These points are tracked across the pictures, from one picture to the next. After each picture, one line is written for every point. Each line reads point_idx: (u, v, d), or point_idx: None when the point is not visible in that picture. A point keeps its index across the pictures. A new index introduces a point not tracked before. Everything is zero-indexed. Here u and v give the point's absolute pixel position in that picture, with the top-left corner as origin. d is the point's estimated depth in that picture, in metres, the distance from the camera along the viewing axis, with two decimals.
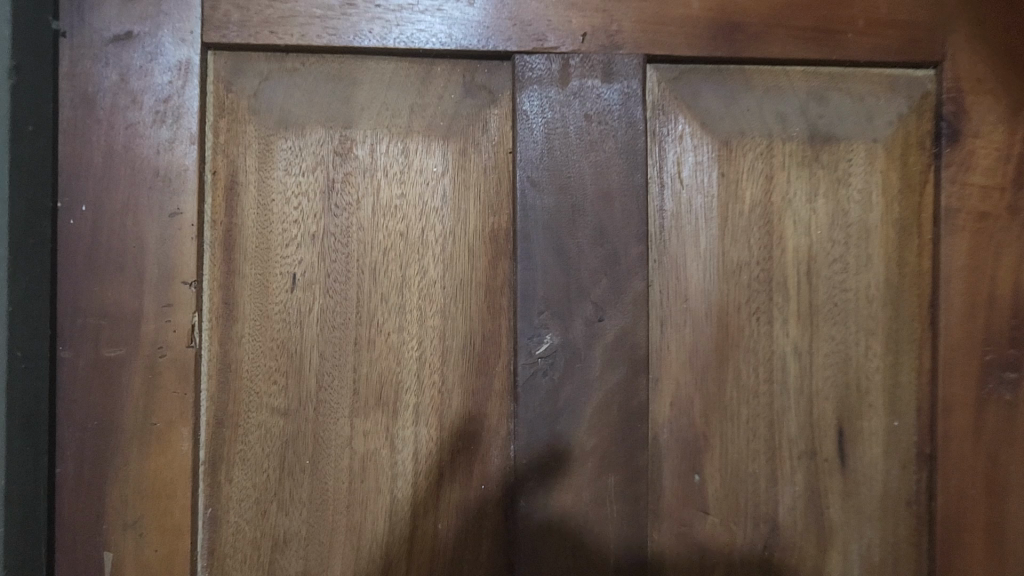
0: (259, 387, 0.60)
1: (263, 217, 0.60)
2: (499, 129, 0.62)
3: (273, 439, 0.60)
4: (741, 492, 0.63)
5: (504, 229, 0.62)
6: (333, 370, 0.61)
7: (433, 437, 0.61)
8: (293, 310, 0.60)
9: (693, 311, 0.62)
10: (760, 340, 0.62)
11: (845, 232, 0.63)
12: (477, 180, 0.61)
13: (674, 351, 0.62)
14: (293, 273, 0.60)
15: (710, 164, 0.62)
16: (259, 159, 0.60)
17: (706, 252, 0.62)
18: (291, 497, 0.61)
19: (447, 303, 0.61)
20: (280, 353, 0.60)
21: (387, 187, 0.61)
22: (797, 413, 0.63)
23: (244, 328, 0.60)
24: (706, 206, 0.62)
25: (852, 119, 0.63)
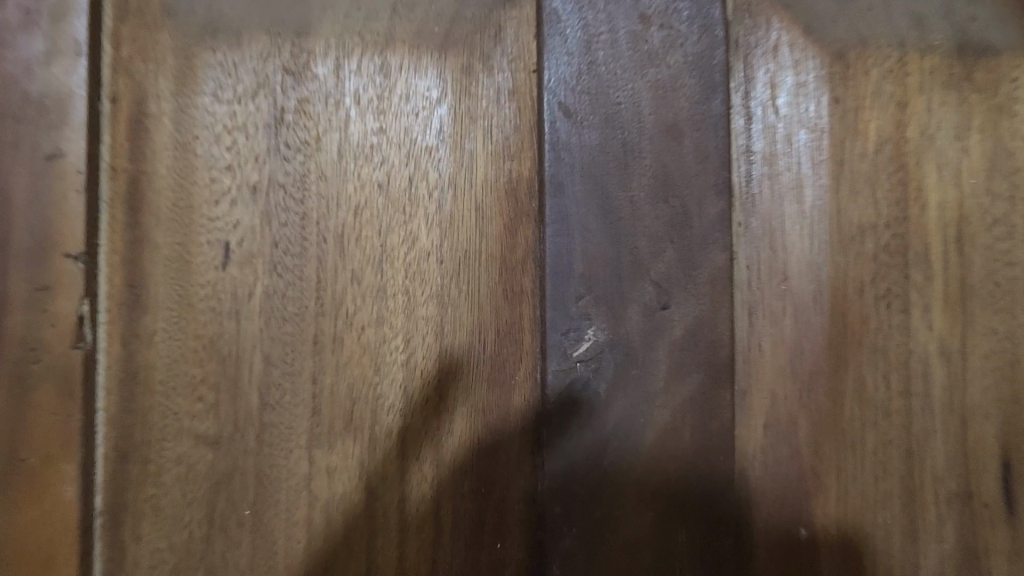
0: (178, 406, 0.42)
1: (183, 162, 0.42)
2: (516, 40, 0.43)
3: (199, 480, 0.42)
4: (866, 552, 0.44)
5: (527, 180, 0.43)
6: (283, 382, 0.42)
7: (426, 478, 0.43)
8: (225, 296, 0.42)
9: (796, 294, 0.44)
10: (892, 335, 0.44)
11: (1009, 183, 0.44)
12: (487, 110, 0.43)
13: (770, 352, 0.44)
14: (226, 242, 0.42)
15: (817, 86, 0.44)
16: (178, 82, 0.42)
17: (814, 211, 0.44)
18: (225, 565, 0.42)
19: (446, 285, 0.43)
20: (208, 357, 0.42)
21: (358, 120, 0.43)
22: (945, 439, 0.44)
23: (157, 321, 0.42)
24: (812, 145, 0.44)
25: (1015, 24, 0.45)
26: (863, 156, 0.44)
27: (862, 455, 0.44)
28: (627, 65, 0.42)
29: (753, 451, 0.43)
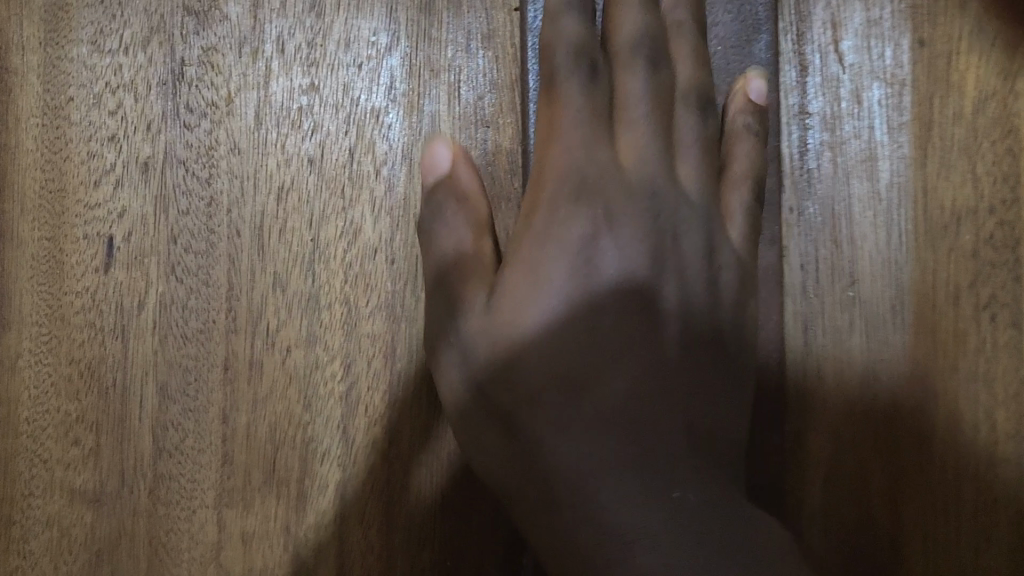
0: (49, 451, 0.32)
1: (52, 133, 0.32)
2: None
3: (74, 549, 0.32)
4: None
5: (507, 152, 0.33)
6: (185, 421, 0.32)
7: (373, 549, 0.32)
8: (108, 307, 0.32)
9: (868, 303, 0.33)
10: (998, 359, 0.33)
11: None
12: (454, 60, 0.32)
13: (832, 380, 0.33)
14: (109, 237, 0.32)
15: (895, 25, 0.33)
16: (47, 26, 0.32)
17: (892, 193, 0.33)
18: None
19: (398, 292, 0.32)
20: (87, 389, 0.32)
21: (283, 75, 0.32)
22: None
23: (23, 341, 0.32)
24: (887, 102, 0.33)
25: None
26: (958, 117, 0.33)
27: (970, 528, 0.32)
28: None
29: (814, 513, 0.32)
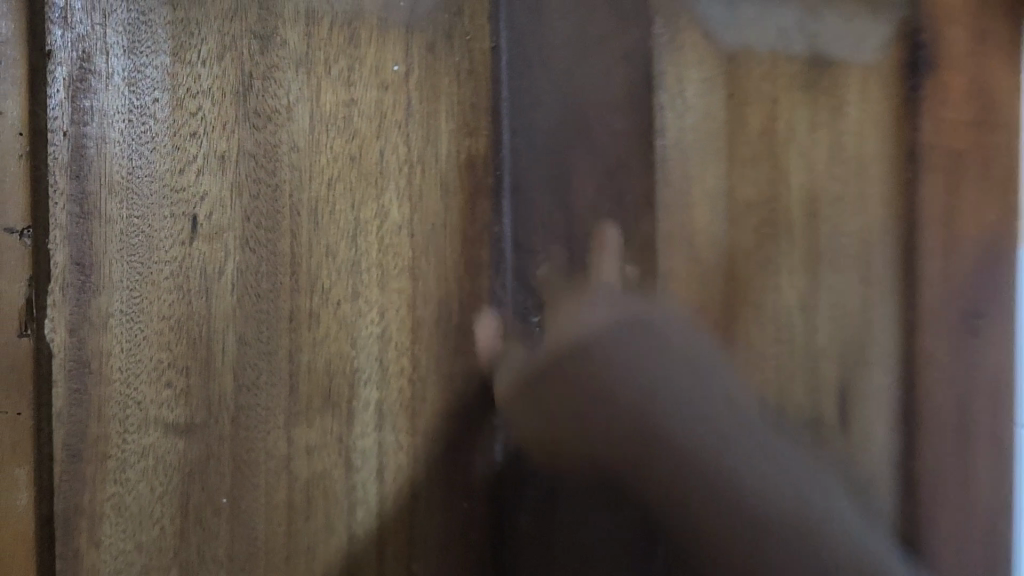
0: (142, 393, 0.39)
1: (137, 128, 0.38)
2: (469, 22, 0.45)
3: (168, 471, 0.39)
4: None
5: (483, 156, 0.45)
6: (259, 361, 0.40)
7: (404, 446, 0.44)
8: (193, 273, 0.39)
9: (703, 261, 0.51)
10: (769, 295, 0.53)
11: (844, 169, 0.54)
12: (451, 88, 0.44)
13: (682, 309, 0.50)
14: (193, 215, 0.39)
15: (716, 82, 0.51)
16: (130, 37, 0.38)
17: (716, 191, 0.51)
18: (202, 560, 0.40)
19: (417, 258, 0.44)
20: (177, 340, 0.39)
21: (333, 90, 0.41)
22: (805, 377, 0.54)
23: (113, 302, 0.38)
24: (711, 133, 0.51)
25: (841, 36, 0.55)
26: (749, 144, 0.52)
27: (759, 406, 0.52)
28: (565, 76, 0.47)
29: None
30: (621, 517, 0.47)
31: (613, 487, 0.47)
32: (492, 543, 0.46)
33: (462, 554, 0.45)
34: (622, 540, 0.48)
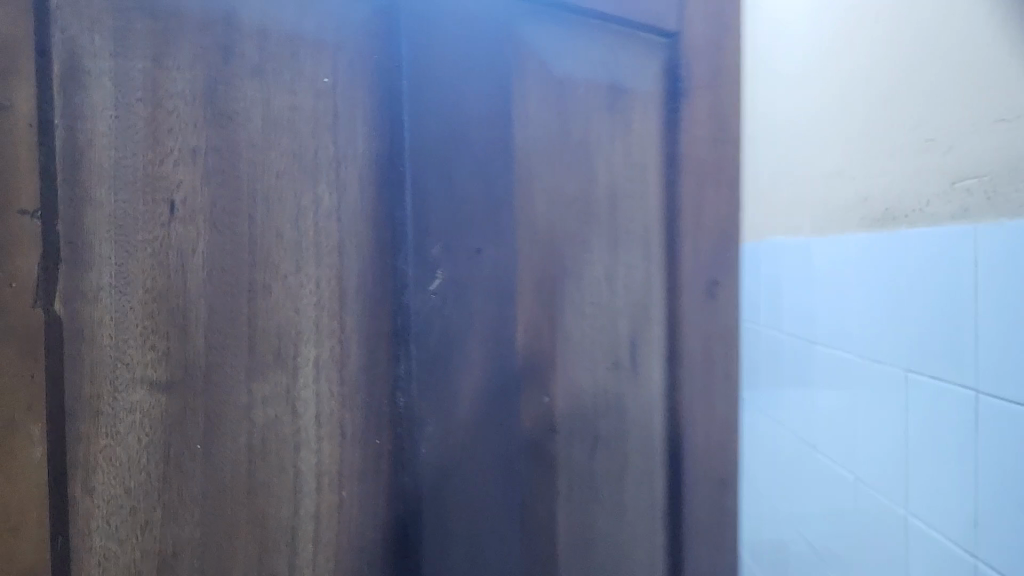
0: (129, 355, 0.44)
1: (124, 121, 0.43)
2: (378, 43, 0.54)
3: (154, 424, 0.45)
4: (581, 408, 0.68)
5: (387, 155, 0.55)
6: (225, 326, 0.47)
7: (334, 395, 0.52)
8: (172, 251, 0.45)
9: (544, 242, 0.64)
10: (586, 269, 0.68)
11: (630, 171, 0.72)
12: (365, 97, 0.54)
13: (530, 277, 0.63)
14: (170, 201, 0.45)
15: (550, 101, 0.65)
16: (116, 42, 0.43)
17: (553, 187, 0.65)
18: (181, 500, 0.46)
19: (342, 238, 0.52)
20: (159, 310, 0.45)
21: (281, 96, 0.49)
22: (609, 331, 0.70)
23: (102, 277, 0.43)
24: (548, 140, 0.64)
25: (629, 70, 0.72)
26: (572, 151, 0.66)
27: (577, 362, 0.67)
28: (453, 88, 0.57)
29: (521, 351, 0.63)
30: (489, 451, 0.60)
31: (483, 431, 0.60)
32: (398, 488, 0.56)
33: (378, 497, 0.55)
34: (492, 470, 0.61)
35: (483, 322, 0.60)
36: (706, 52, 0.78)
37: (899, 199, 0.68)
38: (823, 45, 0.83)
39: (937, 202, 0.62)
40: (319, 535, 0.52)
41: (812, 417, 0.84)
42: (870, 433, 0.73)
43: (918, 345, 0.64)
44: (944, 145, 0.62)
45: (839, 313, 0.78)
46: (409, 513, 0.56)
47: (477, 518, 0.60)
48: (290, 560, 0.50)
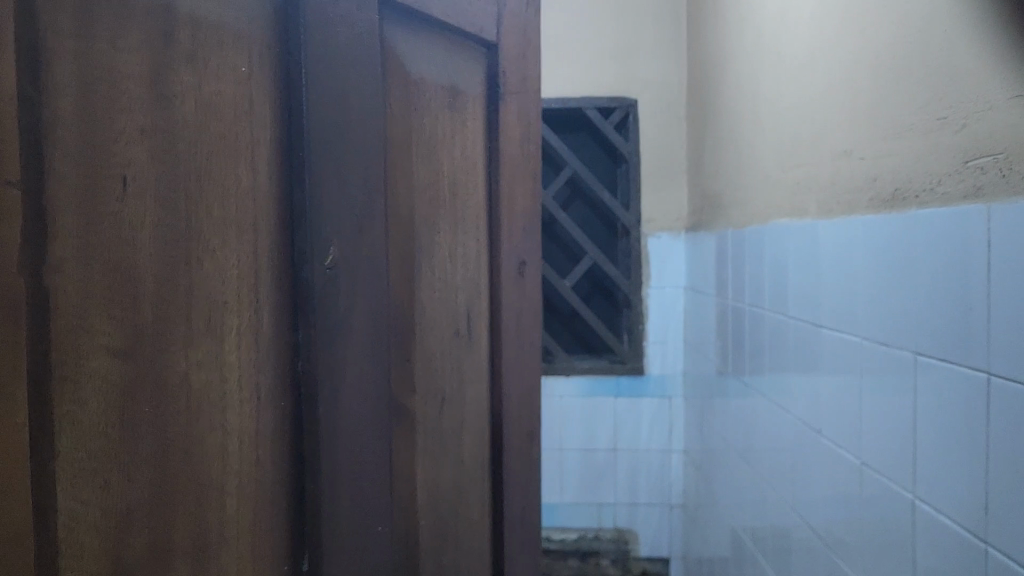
0: (91, 323, 0.45)
1: (87, 97, 0.45)
2: (284, 39, 0.59)
3: (111, 388, 0.47)
4: (432, 370, 0.78)
5: (289, 141, 0.60)
6: (167, 296, 0.50)
7: (250, 360, 0.57)
8: (125, 224, 0.47)
9: (405, 224, 0.73)
10: (433, 249, 0.77)
11: (464, 165, 0.83)
12: (271, 88, 0.58)
13: (395, 255, 0.71)
14: (124, 176, 0.47)
15: (408, 99, 0.73)
16: (78, 23, 0.44)
17: (411, 176, 0.74)
18: (133, 462, 0.48)
19: (255, 216, 0.57)
20: (115, 279, 0.47)
21: (211, 82, 0.53)
22: (449, 303, 0.80)
23: (67, 248, 0.44)
24: (406, 134, 0.73)
25: (462, 76, 0.82)
26: (423, 144, 0.76)
27: (426, 332, 0.77)
28: (341, 85, 0.64)
29: (390, 322, 0.71)
30: (367, 414, 0.67)
31: (362, 395, 0.67)
32: (293, 448, 0.61)
33: (279, 458, 0.60)
34: (370, 429, 0.68)
35: (362, 295, 0.67)
36: (516, 64, 0.92)
37: (908, 180, 0.88)
38: (865, 56, 1.00)
39: (952, 181, 0.79)
40: (235, 493, 0.56)
41: (858, 436, 1.00)
42: (916, 445, 0.85)
43: (969, 332, 0.75)
44: (954, 122, 0.79)
45: (912, 298, 0.86)
46: (308, 472, 0.61)
47: (358, 474, 0.66)
48: (216, 517, 0.54)
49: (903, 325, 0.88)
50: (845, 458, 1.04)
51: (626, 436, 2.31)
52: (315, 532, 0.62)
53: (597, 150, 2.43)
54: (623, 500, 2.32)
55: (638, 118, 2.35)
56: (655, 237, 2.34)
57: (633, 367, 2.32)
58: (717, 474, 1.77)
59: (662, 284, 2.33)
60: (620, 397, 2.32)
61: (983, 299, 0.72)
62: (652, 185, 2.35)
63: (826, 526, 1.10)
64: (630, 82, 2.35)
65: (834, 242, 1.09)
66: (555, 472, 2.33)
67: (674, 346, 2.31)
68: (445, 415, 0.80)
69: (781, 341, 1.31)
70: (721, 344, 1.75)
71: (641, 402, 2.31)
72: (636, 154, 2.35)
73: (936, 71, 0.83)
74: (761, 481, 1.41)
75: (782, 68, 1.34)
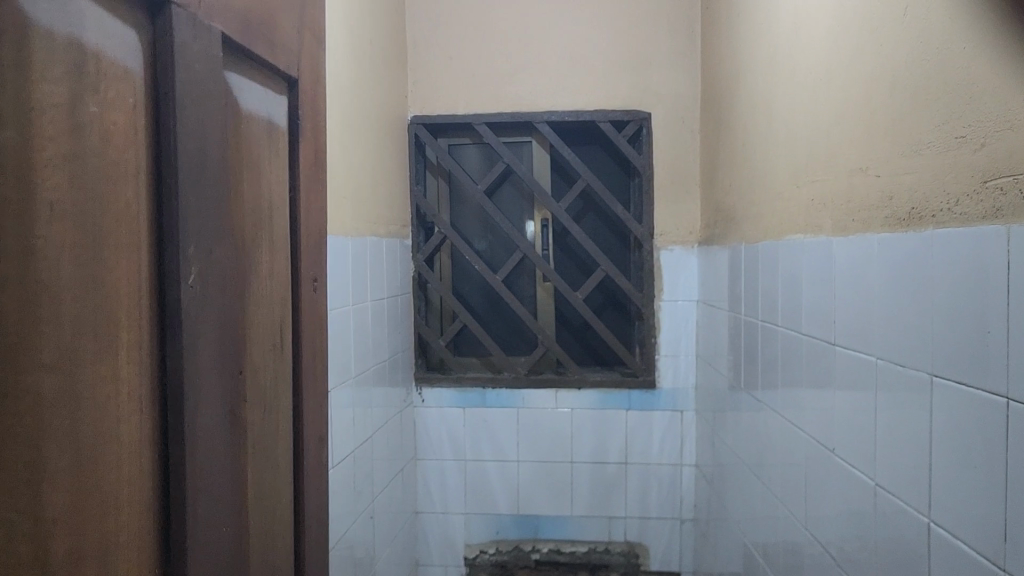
0: (26, 341, 0.44)
1: (21, 123, 0.43)
2: (184, 65, 0.57)
3: (40, 407, 0.45)
4: (269, 389, 0.76)
5: (190, 162, 0.57)
6: (83, 314, 0.48)
7: (146, 377, 0.54)
8: (52, 246, 0.45)
9: (254, 242, 0.72)
10: (271, 271, 0.76)
11: (280, 192, 0.78)
12: (175, 110, 0.56)
13: (249, 275, 0.70)
14: (46, 197, 0.45)
15: (253, 128, 0.72)
16: (17, 62, 0.43)
17: (254, 201, 0.72)
18: (57, 487, 0.46)
19: (150, 231, 0.55)
20: (41, 299, 0.45)
21: (109, 111, 0.50)
22: (280, 325, 0.78)
23: (9, 267, 0.43)
24: (250, 159, 0.71)
25: (276, 101, 0.78)
26: (263, 171, 0.74)
27: (256, 345, 0.72)
28: (218, 111, 0.62)
29: (247, 339, 0.70)
30: (219, 435, 0.63)
31: (215, 417, 0.62)
32: (161, 475, 0.56)
33: (152, 487, 0.55)
34: (221, 452, 0.63)
35: (215, 313, 0.61)
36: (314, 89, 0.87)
37: (926, 198, 0.67)
38: (844, 69, 0.86)
39: (969, 201, 0.61)
40: (126, 522, 0.52)
41: (828, 421, 0.91)
42: (882, 423, 0.76)
43: (957, 345, 0.62)
44: (975, 143, 0.60)
45: (949, 312, 0.63)
46: (174, 501, 0.56)
47: (215, 500, 0.62)
48: (107, 547, 0.50)
49: (918, 340, 0.68)
50: (813, 437, 0.96)
51: (637, 446, 1.93)
52: (184, 563, 0.57)
53: (607, 163, 2.02)
54: (633, 513, 1.95)
55: (651, 132, 1.93)
56: (667, 250, 1.94)
57: (644, 380, 1.92)
58: (726, 489, 1.49)
59: (675, 296, 1.93)
60: (630, 412, 1.94)
61: (881, 289, 0.76)
62: (666, 194, 1.94)
63: (803, 511, 1.00)
64: (642, 91, 1.93)
65: (804, 243, 0.99)
66: (437, 490, 2.00)
67: (687, 357, 1.93)
68: (270, 426, 0.76)
69: (770, 349, 1.14)
70: (732, 356, 1.43)
71: (653, 417, 1.93)
72: (650, 166, 1.93)
73: (883, 110, 0.76)
74: (753, 494, 1.26)
75: (777, 63, 1.12)
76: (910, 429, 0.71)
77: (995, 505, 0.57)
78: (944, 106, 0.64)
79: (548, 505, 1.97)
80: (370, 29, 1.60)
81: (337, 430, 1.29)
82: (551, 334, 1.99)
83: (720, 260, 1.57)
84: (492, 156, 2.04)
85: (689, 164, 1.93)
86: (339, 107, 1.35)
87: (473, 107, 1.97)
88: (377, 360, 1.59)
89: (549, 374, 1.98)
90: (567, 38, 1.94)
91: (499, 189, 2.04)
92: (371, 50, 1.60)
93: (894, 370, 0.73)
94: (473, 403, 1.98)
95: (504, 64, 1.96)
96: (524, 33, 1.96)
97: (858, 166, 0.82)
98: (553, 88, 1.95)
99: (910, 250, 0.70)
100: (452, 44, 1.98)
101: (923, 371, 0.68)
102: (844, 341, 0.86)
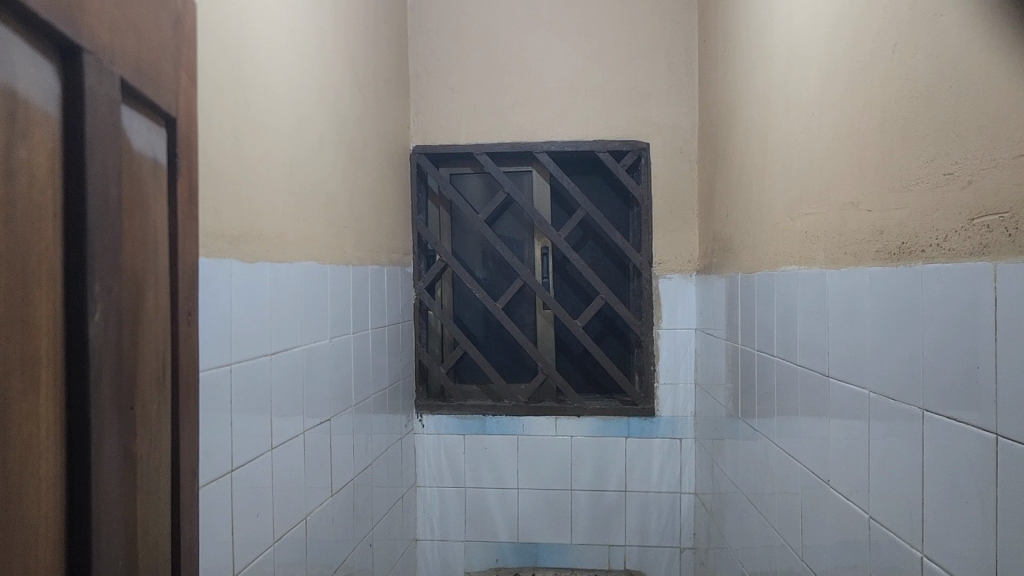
0: None
1: None
2: (94, 108, 0.55)
3: None
4: (167, 429, 0.70)
5: (97, 199, 0.55)
6: (12, 352, 0.47)
7: (57, 412, 0.52)
8: None
9: (156, 272, 0.67)
10: (165, 308, 0.69)
11: (159, 232, 0.68)
12: (90, 150, 0.54)
13: (153, 307, 0.67)
14: None
15: (155, 161, 0.68)
16: None
17: (154, 233, 0.67)
18: None
19: (64, 268, 0.53)
20: None
21: (35, 156, 0.49)
22: (172, 368, 0.71)
23: None
24: (150, 191, 0.66)
25: (151, 134, 0.67)
26: (149, 204, 0.66)
27: (147, 384, 0.65)
28: (118, 149, 0.59)
29: (148, 373, 0.65)
30: (119, 474, 0.58)
31: (115, 455, 0.57)
32: (65, 516, 0.53)
33: (59, 525, 0.52)
34: (119, 495, 0.58)
35: (113, 352, 0.57)
36: (187, 121, 0.75)
37: (915, 233, 0.68)
38: (833, 109, 0.88)
39: (956, 238, 0.61)
40: (43, 555, 0.50)
41: (823, 452, 0.91)
42: (876, 455, 0.77)
43: (948, 379, 0.63)
44: (962, 180, 0.61)
45: (939, 344, 0.64)
46: (80, 540, 0.53)
47: (111, 543, 0.56)
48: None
49: (908, 371, 0.69)
50: (810, 468, 0.96)
51: (636, 474, 1.93)
52: None
53: (606, 191, 2.04)
54: (633, 540, 1.94)
55: (650, 162, 1.95)
56: (666, 278, 1.94)
57: (644, 408, 1.92)
58: (725, 518, 1.48)
59: (675, 324, 1.94)
60: (630, 440, 1.93)
61: (874, 322, 0.76)
62: (665, 224, 1.95)
63: (800, 543, 0.99)
64: (638, 122, 1.95)
65: (800, 276, 1.00)
66: (437, 516, 2.00)
67: (686, 386, 1.93)
68: (156, 470, 0.67)
69: (768, 379, 1.14)
70: (730, 385, 1.44)
71: (652, 445, 1.93)
72: (648, 196, 1.94)
73: (875, 151, 0.77)
74: (752, 525, 1.26)
75: (770, 98, 1.15)
76: (903, 460, 0.71)
77: (988, 536, 0.58)
78: (930, 143, 0.66)
79: (547, 533, 1.96)
80: (371, 59, 1.61)
81: (336, 457, 1.29)
82: (551, 361, 1.99)
83: (717, 291, 1.58)
84: (493, 185, 2.06)
85: (687, 194, 1.94)
86: (339, 137, 1.37)
87: (474, 137, 1.99)
88: (378, 387, 1.59)
89: (548, 401, 1.98)
90: (564, 71, 1.97)
91: (500, 218, 2.06)
92: (372, 84, 1.61)
93: (886, 401, 0.74)
94: (474, 429, 1.98)
95: (503, 96, 1.98)
96: (521, 66, 1.98)
97: (848, 203, 0.84)
98: (552, 119, 1.97)
99: (902, 279, 0.71)
100: (454, 76, 2.01)
101: (915, 405, 0.68)
102: (837, 371, 0.87)
